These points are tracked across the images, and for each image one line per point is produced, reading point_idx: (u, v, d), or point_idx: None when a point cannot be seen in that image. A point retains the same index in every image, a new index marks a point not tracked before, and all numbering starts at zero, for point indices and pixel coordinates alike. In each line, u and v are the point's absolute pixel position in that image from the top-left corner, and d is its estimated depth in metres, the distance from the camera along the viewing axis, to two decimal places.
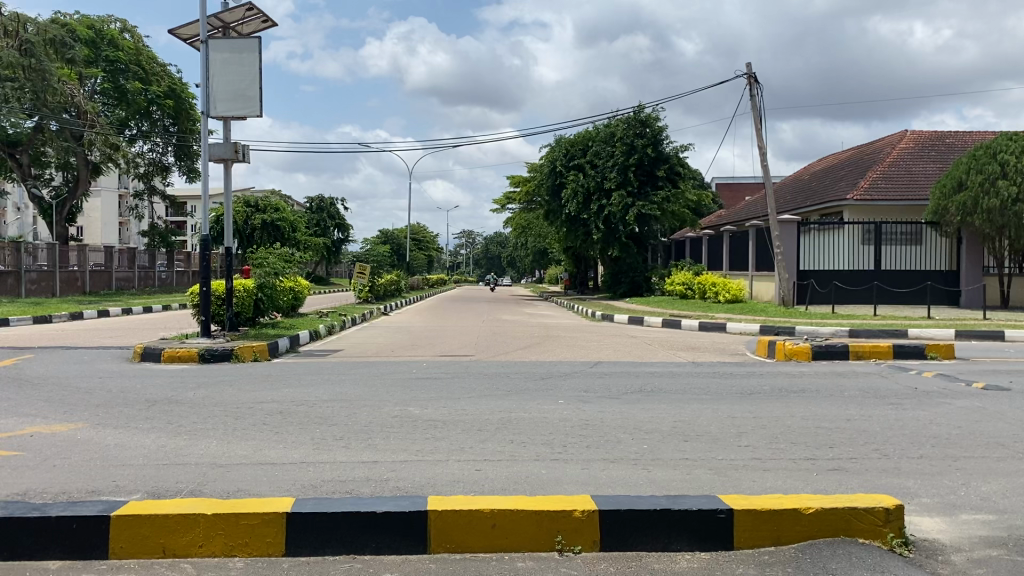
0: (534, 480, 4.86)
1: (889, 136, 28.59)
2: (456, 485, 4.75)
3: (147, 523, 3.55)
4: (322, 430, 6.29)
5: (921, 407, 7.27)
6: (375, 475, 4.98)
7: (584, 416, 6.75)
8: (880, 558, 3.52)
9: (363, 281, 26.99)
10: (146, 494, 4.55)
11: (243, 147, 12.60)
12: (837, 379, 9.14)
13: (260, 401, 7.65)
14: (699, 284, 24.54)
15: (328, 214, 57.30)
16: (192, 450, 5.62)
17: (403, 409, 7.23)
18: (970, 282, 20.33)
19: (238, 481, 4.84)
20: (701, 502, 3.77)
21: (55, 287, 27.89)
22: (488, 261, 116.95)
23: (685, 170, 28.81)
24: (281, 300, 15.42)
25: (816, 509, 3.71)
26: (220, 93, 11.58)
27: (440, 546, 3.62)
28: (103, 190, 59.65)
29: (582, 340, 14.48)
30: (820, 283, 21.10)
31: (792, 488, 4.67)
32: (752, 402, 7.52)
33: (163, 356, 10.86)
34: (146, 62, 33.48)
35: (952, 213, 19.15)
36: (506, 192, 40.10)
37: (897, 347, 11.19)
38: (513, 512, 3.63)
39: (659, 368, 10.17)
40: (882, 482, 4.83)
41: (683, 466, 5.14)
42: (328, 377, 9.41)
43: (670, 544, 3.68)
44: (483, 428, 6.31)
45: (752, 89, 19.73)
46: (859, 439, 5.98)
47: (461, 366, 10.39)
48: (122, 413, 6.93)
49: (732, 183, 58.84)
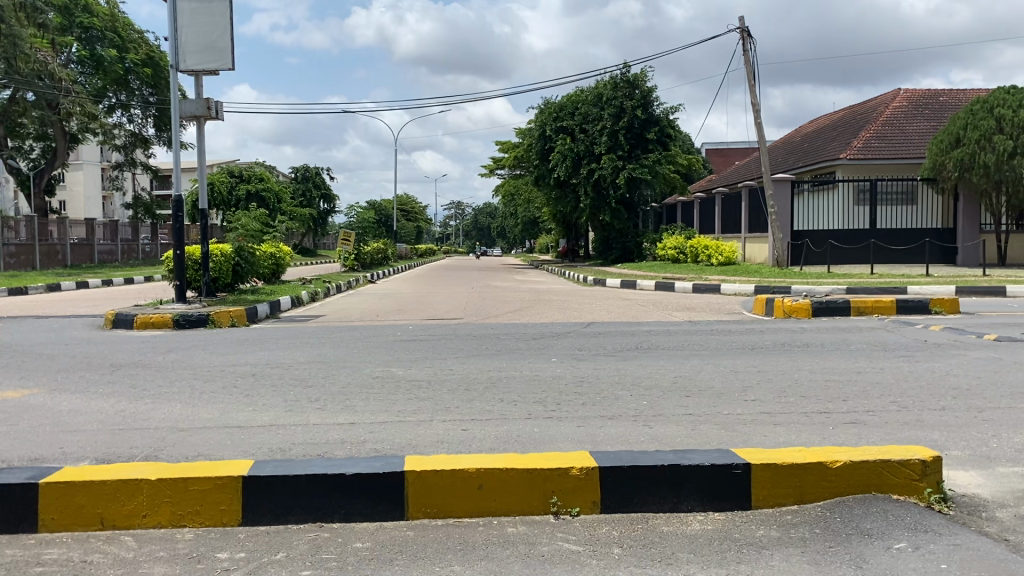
0: (525, 438, 4.43)
1: (882, 95, 28.11)
2: (440, 445, 4.31)
3: (81, 491, 3.10)
4: (297, 391, 5.85)
5: (933, 359, 6.89)
6: (351, 437, 4.53)
7: (578, 374, 6.32)
8: (921, 516, 3.10)
9: (347, 250, 26.54)
10: (94, 461, 4.08)
11: (217, 104, 12.00)
12: (841, 334, 8.74)
13: (232, 364, 7.22)
14: (690, 247, 24.10)
15: (314, 184, 56.20)
16: (154, 415, 5.17)
17: (386, 368, 6.82)
18: (967, 239, 19.99)
19: (199, 445, 4.40)
20: (715, 457, 3.34)
21: (35, 260, 27.24)
22: (477, 232, 116.39)
23: (675, 132, 28.26)
24: (263, 265, 14.95)
25: (844, 462, 3.28)
26: (188, 45, 10.99)
27: (419, 511, 3.18)
28: (84, 164, 58.54)
29: (573, 302, 14.06)
30: (815, 242, 20.66)
31: (808, 443, 4.25)
32: (755, 357, 7.13)
33: (136, 322, 10.39)
34: (122, 29, 32.37)
35: (949, 169, 18.63)
36: (494, 158, 39.45)
37: (901, 302, 10.79)
38: (501, 472, 3.19)
39: (655, 327, 9.76)
40: (904, 435, 4.42)
41: (687, 422, 4.73)
42: (308, 341, 8.95)
43: (679, 504, 3.25)
44: (471, 388, 5.89)
45: (745, 44, 19.17)
46: (874, 391, 5.59)
47: (449, 328, 9.93)
48: (85, 378, 6.49)
49: (723, 148, 58.30)
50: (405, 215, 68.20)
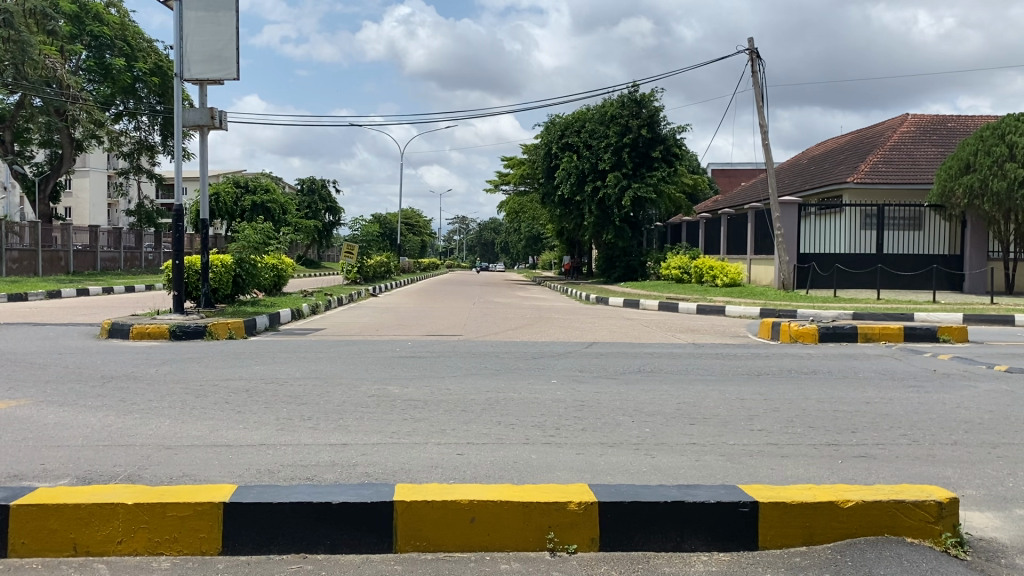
0: (522, 465, 4.27)
1: (890, 120, 28.02)
2: (433, 470, 4.15)
3: (54, 515, 2.95)
4: (289, 409, 5.70)
5: (944, 390, 6.71)
6: (342, 459, 4.37)
7: (579, 397, 6.16)
8: (937, 562, 2.94)
9: (350, 262, 26.43)
10: (75, 479, 3.93)
11: (221, 113, 11.93)
12: (848, 361, 8.56)
13: (226, 378, 7.08)
14: (696, 268, 23.90)
15: (320, 197, 56.11)
16: (142, 430, 5.02)
17: (381, 387, 6.66)
18: (974, 266, 19.79)
19: (183, 464, 4.25)
20: (721, 494, 3.19)
21: (38, 266, 27.13)
22: (481, 247, 116.37)
23: (682, 151, 28.10)
24: (265, 277, 14.83)
25: (855, 502, 3.12)
26: (194, 54, 10.93)
27: (409, 543, 3.03)
28: (91, 171, 58.60)
29: (576, 321, 13.92)
30: (821, 266, 20.49)
31: (817, 478, 4.08)
32: (760, 383, 6.96)
33: (132, 332, 10.26)
34: (132, 38, 32.33)
35: (958, 195, 18.47)
36: (500, 173, 39.37)
37: (908, 329, 10.63)
38: (495, 504, 3.04)
39: (659, 348, 9.61)
40: (916, 471, 4.24)
41: (691, 452, 4.56)
42: (304, 356, 8.79)
43: (682, 543, 3.09)
44: (468, 409, 5.74)
45: (754, 65, 19.07)
46: (885, 423, 5.42)
47: (449, 345, 9.76)
48: (75, 389, 6.35)
49: (729, 168, 58.21)
50: (410, 229, 68.25)
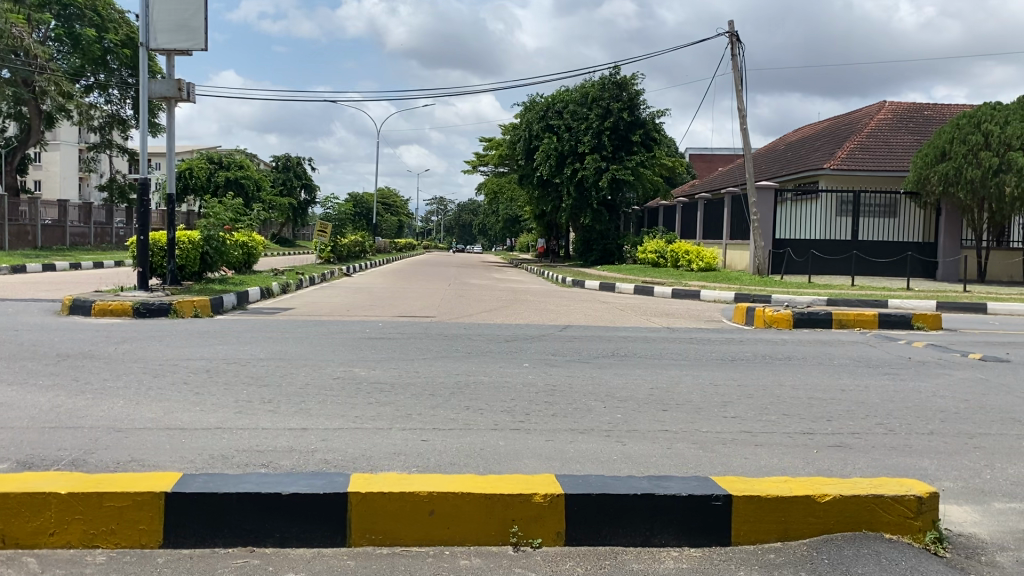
0: (489, 452, 4.11)
1: (866, 107, 28.03)
2: (396, 458, 3.97)
3: None
4: (250, 391, 5.50)
5: (919, 379, 6.63)
6: (302, 445, 4.18)
7: (551, 381, 6.01)
8: (916, 560, 2.81)
9: (323, 241, 26.23)
10: (15, 463, 3.72)
11: (188, 85, 11.60)
12: (823, 347, 8.47)
13: (187, 358, 6.85)
14: (671, 253, 23.84)
15: (295, 174, 55.52)
16: (92, 412, 4.80)
17: (348, 369, 6.48)
18: (947, 254, 19.84)
19: (133, 448, 4.04)
20: (693, 486, 3.05)
21: (3, 239, 26.53)
22: (459, 229, 115.89)
23: (661, 136, 28.00)
24: (233, 255, 14.49)
25: (832, 497, 2.99)
26: (160, 23, 10.59)
27: (363, 537, 2.86)
28: (62, 144, 57.54)
29: (550, 304, 13.76)
30: (796, 251, 20.50)
31: (792, 468, 3.94)
32: (735, 369, 6.84)
33: (94, 308, 9.97)
34: (103, 8, 31.41)
35: (933, 183, 18.45)
36: (478, 153, 39.04)
37: (883, 316, 10.58)
38: (455, 495, 2.87)
39: (633, 332, 9.49)
40: (893, 461, 4.14)
41: (663, 439, 4.43)
42: (270, 336, 8.58)
43: (652, 538, 2.95)
44: (436, 393, 5.56)
45: (734, 48, 18.93)
46: (860, 412, 5.31)
47: (420, 327, 9.58)
48: (27, 368, 6.11)
49: (706, 154, 58.24)
50: (387, 209, 67.79)
